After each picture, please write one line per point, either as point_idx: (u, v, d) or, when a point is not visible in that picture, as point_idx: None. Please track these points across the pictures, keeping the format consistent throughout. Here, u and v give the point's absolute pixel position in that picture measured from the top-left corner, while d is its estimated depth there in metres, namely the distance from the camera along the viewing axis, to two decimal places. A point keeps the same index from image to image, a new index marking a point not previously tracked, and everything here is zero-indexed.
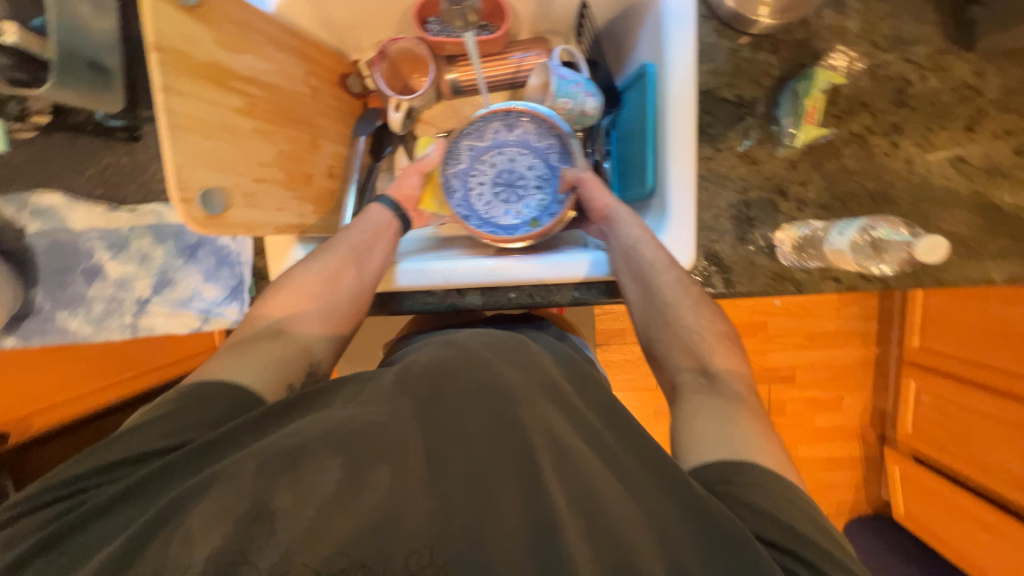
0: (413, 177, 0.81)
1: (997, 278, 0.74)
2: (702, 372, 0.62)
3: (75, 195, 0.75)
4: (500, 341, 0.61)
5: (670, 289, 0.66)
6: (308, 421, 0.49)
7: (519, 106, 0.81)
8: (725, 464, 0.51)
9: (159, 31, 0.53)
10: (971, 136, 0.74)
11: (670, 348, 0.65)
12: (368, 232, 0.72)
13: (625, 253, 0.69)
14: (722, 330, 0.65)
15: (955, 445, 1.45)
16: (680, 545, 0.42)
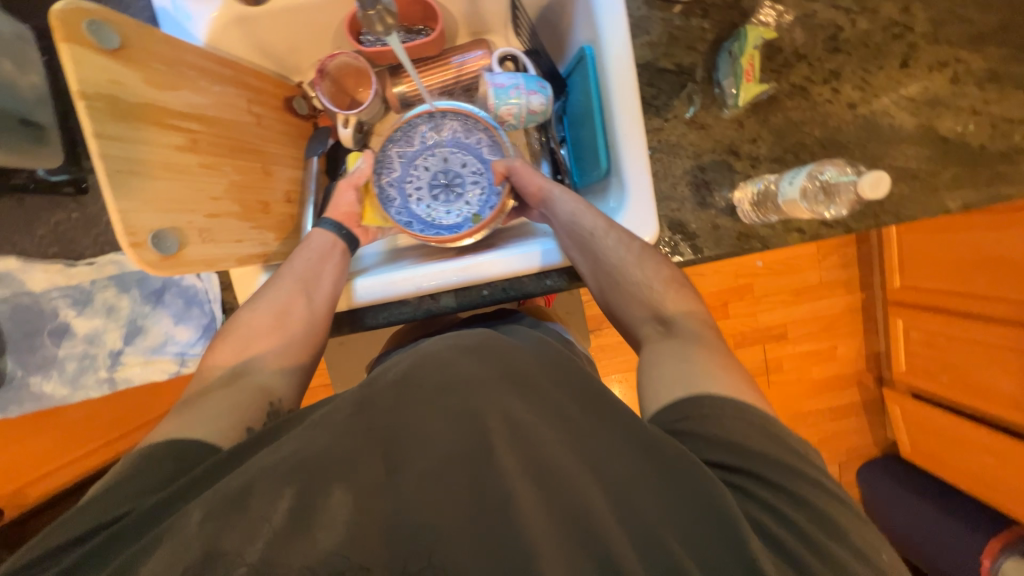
0: (347, 194, 0.80)
1: (953, 206, 0.76)
2: (659, 321, 0.64)
3: (29, 257, 0.72)
4: (466, 333, 0.57)
5: (610, 251, 0.69)
6: (281, 447, 0.46)
7: (441, 106, 0.81)
8: (686, 400, 0.51)
9: (82, 78, 0.52)
10: (908, 71, 0.76)
11: (627, 305, 0.67)
12: (312, 260, 0.73)
13: (565, 229, 0.73)
14: (668, 274, 0.68)
15: (949, 375, 1.48)
16: (671, 514, 0.43)
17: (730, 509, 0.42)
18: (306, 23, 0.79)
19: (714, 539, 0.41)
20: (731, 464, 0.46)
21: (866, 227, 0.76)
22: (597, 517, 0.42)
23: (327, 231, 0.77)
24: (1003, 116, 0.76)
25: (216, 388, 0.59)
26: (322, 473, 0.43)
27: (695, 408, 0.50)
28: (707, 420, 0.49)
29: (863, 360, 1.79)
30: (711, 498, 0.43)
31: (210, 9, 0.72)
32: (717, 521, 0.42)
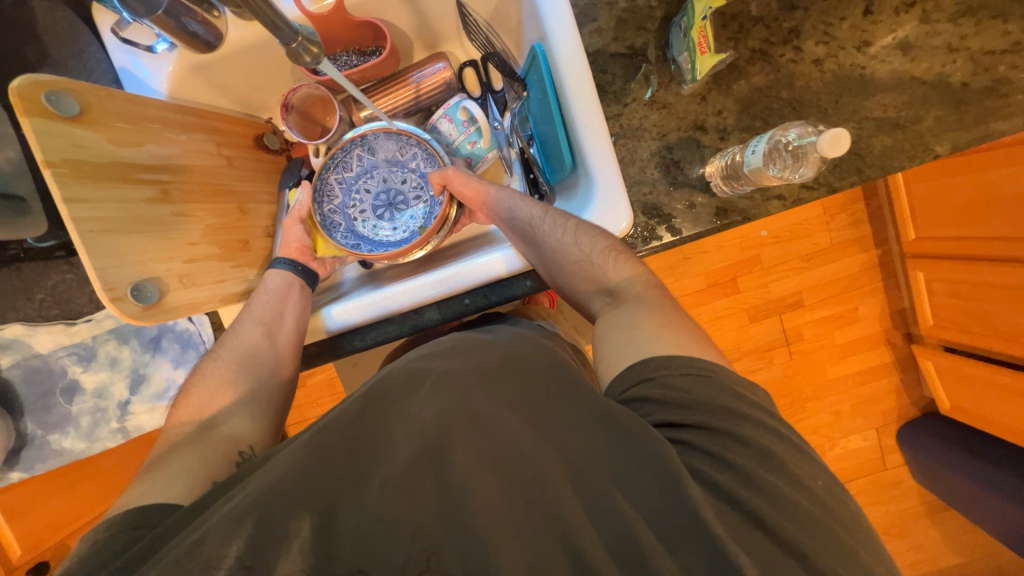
0: (296, 227, 0.82)
1: (942, 150, 0.72)
2: (606, 294, 0.67)
3: (33, 321, 0.76)
4: (434, 349, 0.63)
5: (548, 236, 0.70)
6: (278, 460, 0.52)
7: (371, 128, 0.82)
8: (636, 364, 0.55)
9: (46, 147, 0.55)
10: (872, 18, 0.73)
11: (575, 283, 0.69)
12: (274, 296, 0.76)
13: (506, 225, 0.75)
14: (607, 244, 0.68)
15: (980, 324, 1.40)
16: (642, 487, 0.46)
17: (673, 465, 0.46)
18: (262, 62, 0.81)
19: (661, 492, 0.46)
20: (680, 422, 0.50)
21: (851, 183, 0.73)
22: (553, 483, 0.47)
23: (279, 270, 0.79)
24: (984, 49, 0.71)
25: (216, 427, 0.64)
26: (316, 477, 0.49)
27: (646, 373, 0.54)
28: (657, 384, 0.53)
29: (887, 318, 1.71)
30: (658, 457, 0.47)
31: (166, 61, 0.74)
32: (664, 477, 0.46)
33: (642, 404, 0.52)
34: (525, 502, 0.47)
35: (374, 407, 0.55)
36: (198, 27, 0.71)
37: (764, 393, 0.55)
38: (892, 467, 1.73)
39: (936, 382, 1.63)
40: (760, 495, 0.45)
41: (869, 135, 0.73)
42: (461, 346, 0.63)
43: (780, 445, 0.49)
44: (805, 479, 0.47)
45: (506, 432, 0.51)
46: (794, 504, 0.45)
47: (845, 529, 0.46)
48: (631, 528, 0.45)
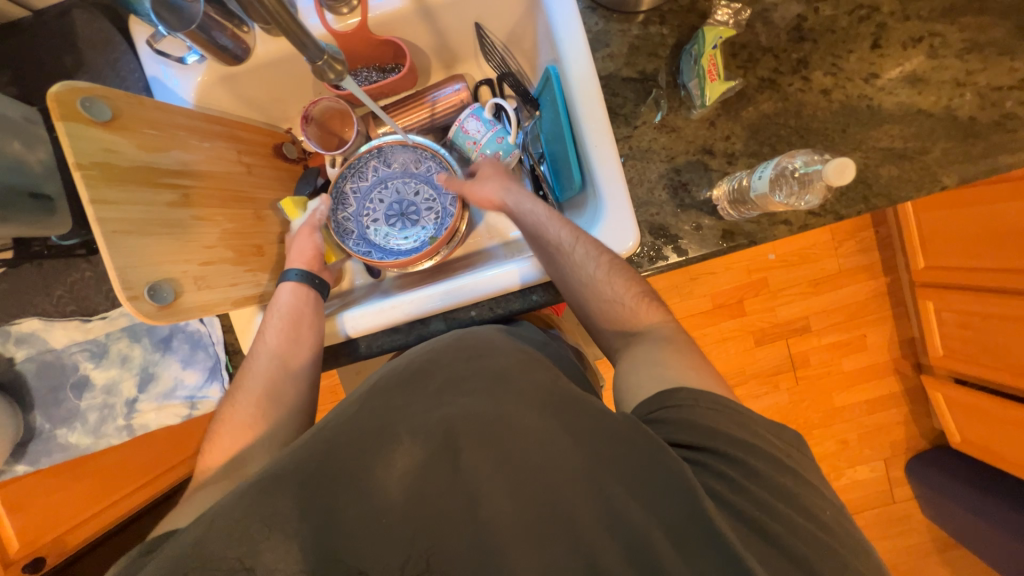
0: (310, 241, 0.80)
1: (949, 181, 0.73)
2: (629, 333, 0.67)
3: (50, 317, 0.78)
4: (443, 348, 0.63)
5: (581, 267, 0.68)
6: (295, 452, 0.53)
7: (389, 141, 0.85)
8: (659, 394, 0.56)
9: (77, 150, 0.57)
10: (880, 52, 0.74)
11: (599, 318, 0.69)
12: (291, 306, 0.76)
13: (536, 243, 0.72)
14: (640, 290, 0.68)
15: (991, 357, 1.38)
16: (655, 502, 0.47)
17: (692, 486, 0.47)
18: (285, 75, 0.84)
19: (676, 508, 0.47)
20: (697, 445, 0.51)
21: (857, 211, 0.74)
22: (566, 495, 0.49)
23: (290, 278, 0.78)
24: (992, 84, 0.72)
25: (241, 467, 0.64)
26: (334, 473, 0.50)
27: (668, 400, 0.55)
28: (676, 409, 0.54)
29: (896, 347, 1.69)
30: (677, 477, 0.48)
31: (196, 72, 0.77)
32: (680, 497, 0.47)
33: (660, 426, 0.53)
34: (540, 512, 0.48)
35: (392, 405, 0.56)
36: (228, 42, 0.74)
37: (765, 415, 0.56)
38: (900, 501, 1.69)
39: (947, 414, 1.59)
40: (756, 513, 0.46)
41: (876, 164, 0.74)
42: (465, 343, 0.64)
43: (779, 470, 0.49)
44: (804, 502, 0.48)
45: (512, 444, 0.51)
46: (789, 526, 0.46)
47: (846, 556, 0.46)
48: (642, 540, 0.46)
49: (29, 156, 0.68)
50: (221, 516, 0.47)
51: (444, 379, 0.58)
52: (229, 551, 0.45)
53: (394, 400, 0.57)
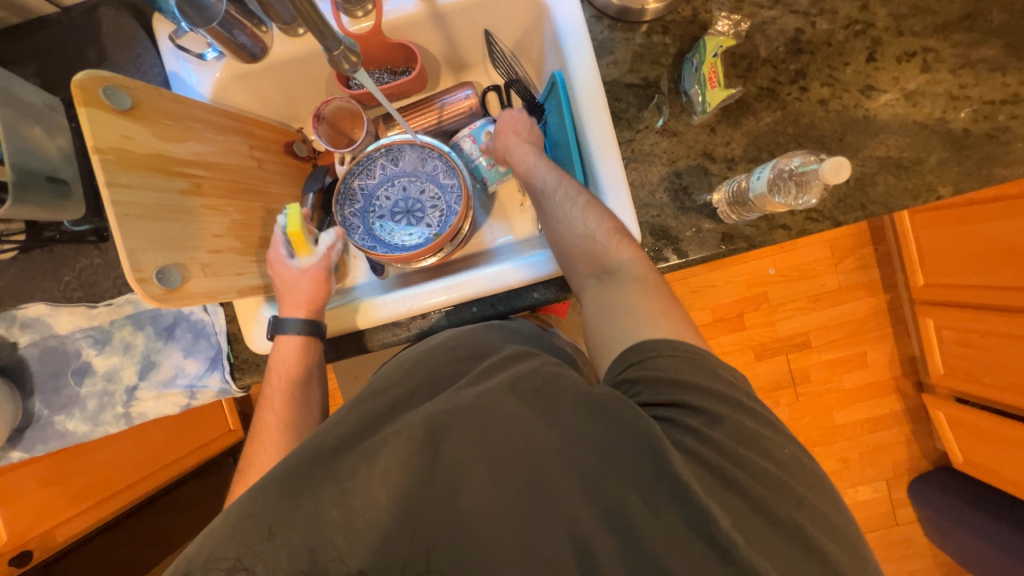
0: (323, 288, 0.78)
1: (943, 191, 0.74)
2: (603, 271, 0.66)
3: (56, 302, 0.79)
4: (434, 346, 0.66)
5: (557, 204, 0.72)
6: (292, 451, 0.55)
7: (397, 140, 0.87)
8: (632, 347, 0.57)
9: (97, 135, 0.59)
10: (876, 65, 0.77)
11: (573, 257, 0.70)
12: (295, 359, 0.75)
13: (526, 187, 0.78)
14: (612, 226, 0.68)
15: (992, 375, 1.38)
16: (653, 495, 0.47)
17: (664, 446, 0.48)
18: (300, 74, 0.86)
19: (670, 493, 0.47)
20: (672, 407, 0.52)
21: (855, 218, 0.75)
22: (557, 479, 0.49)
23: (291, 330, 0.75)
24: (985, 98, 0.74)
25: None
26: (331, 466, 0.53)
27: (637, 356, 0.56)
28: (648, 371, 0.54)
29: (896, 365, 1.69)
30: (656, 445, 0.48)
31: (214, 68, 0.79)
32: (664, 471, 0.47)
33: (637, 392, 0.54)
34: (535, 499, 0.49)
35: (386, 403, 0.59)
36: (246, 40, 0.77)
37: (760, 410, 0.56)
38: (903, 522, 1.66)
39: (948, 434, 1.58)
40: (750, 502, 0.47)
41: (874, 172, 0.76)
42: (453, 344, 0.65)
43: (775, 464, 0.50)
44: (798, 493, 0.49)
45: (508, 435, 0.52)
46: (782, 516, 0.47)
47: (838, 548, 0.46)
48: (636, 525, 0.47)
49: (48, 142, 0.70)
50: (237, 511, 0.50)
51: (434, 374, 0.62)
52: (229, 551, 0.48)
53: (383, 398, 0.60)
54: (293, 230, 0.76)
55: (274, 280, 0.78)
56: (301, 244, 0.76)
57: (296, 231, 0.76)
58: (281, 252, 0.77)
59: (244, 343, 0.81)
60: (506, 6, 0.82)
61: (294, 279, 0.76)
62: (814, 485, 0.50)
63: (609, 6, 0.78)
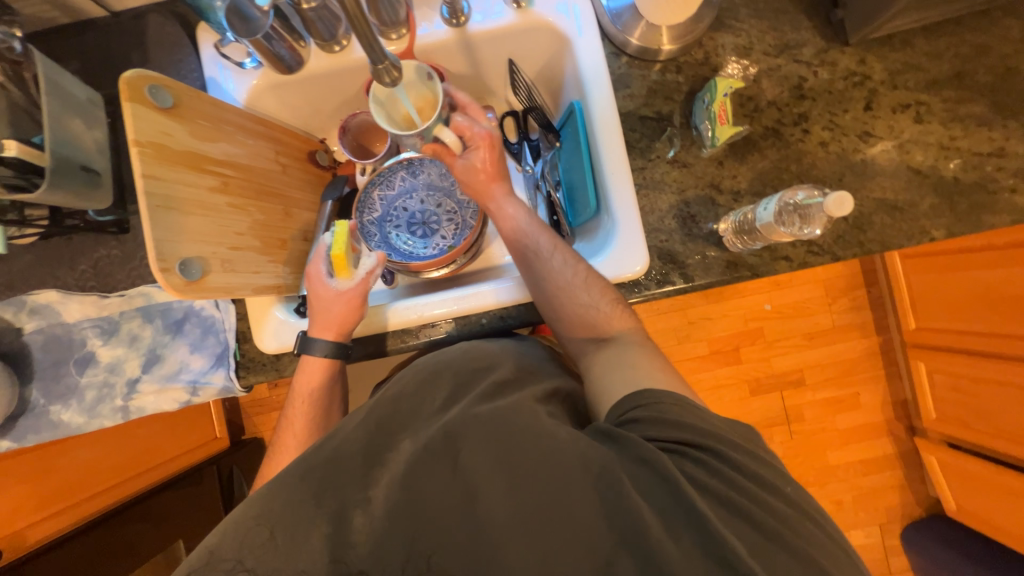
0: (356, 312, 0.77)
1: (936, 233, 0.79)
2: (600, 338, 0.72)
3: (69, 290, 0.80)
4: (449, 357, 0.70)
5: (558, 274, 0.74)
6: (309, 450, 0.60)
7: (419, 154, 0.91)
8: (637, 392, 0.60)
9: (139, 129, 0.61)
10: (873, 113, 0.82)
11: (571, 324, 0.74)
12: (318, 386, 0.78)
13: (517, 248, 0.77)
14: (612, 296, 0.73)
15: (985, 421, 1.39)
16: (660, 511, 0.50)
17: (673, 475, 0.50)
18: (331, 88, 0.91)
19: (665, 494, 0.51)
20: (675, 439, 0.54)
21: (854, 253, 0.79)
22: (571, 494, 0.52)
23: (319, 351, 0.77)
24: (973, 150, 0.80)
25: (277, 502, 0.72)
26: (340, 467, 0.57)
27: (640, 400, 0.58)
28: (651, 409, 0.57)
29: (889, 407, 1.71)
30: (644, 452, 0.52)
31: (251, 76, 0.83)
32: (652, 471, 0.52)
33: (639, 426, 0.56)
34: (541, 499, 0.52)
35: (403, 408, 0.63)
36: (285, 52, 0.80)
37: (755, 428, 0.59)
38: (896, 569, 1.64)
39: (941, 480, 1.57)
40: (747, 511, 0.50)
41: (870, 212, 0.80)
42: (470, 355, 0.70)
43: (772, 480, 0.52)
44: (790, 505, 0.51)
45: (526, 453, 0.55)
46: (776, 528, 0.49)
47: (833, 565, 0.48)
48: (638, 527, 0.49)
49: (86, 135, 0.72)
50: (261, 504, 0.55)
51: (449, 384, 0.66)
52: (232, 553, 0.51)
53: (399, 407, 0.64)
54: (337, 251, 0.76)
55: (311, 297, 0.78)
56: (342, 266, 0.76)
57: (338, 253, 0.76)
58: (322, 269, 0.78)
59: (252, 342, 0.82)
60: (532, 38, 0.87)
61: (329, 300, 0.76)
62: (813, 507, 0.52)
63: (628, 45, 0.84)
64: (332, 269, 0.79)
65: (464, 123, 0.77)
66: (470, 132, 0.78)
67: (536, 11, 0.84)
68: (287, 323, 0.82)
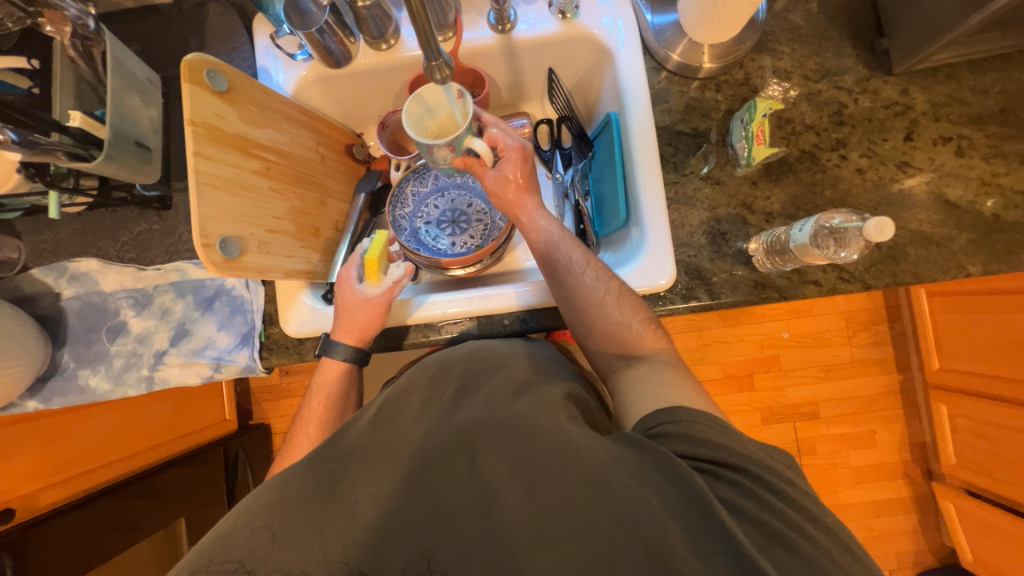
0: (379, 319, 0.78)
1: (973, 269, 0.77)
2: (628, 355, 0.72)
3: (109, 260, 0.83)
4: (459, 354, 0.73)
5: (591, 290, 0.74)
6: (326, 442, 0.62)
7: None
8: (664, 410, 0.60)
9: (195, 109, 0.64)
10: (913, 144, 0.81)
11: (603, 339, 0.74)
12: (338, 380, 0.79)
13: (548, 261, 0.78)
14: (644, 314, 0.74)
15: (1006, 471, 1.33)
16: (684, 526, 0.50)
17: (699, 490, 0.50)
18: (374, 84, 0.93)
19: (685, 505, 0.50)
20: (703, 456, 0.54)
21: (886, 283, 0.78)
22: (590, 496, 0.51)
23: (339, 354, 0.78)
24: (1015, 187, 0.78)
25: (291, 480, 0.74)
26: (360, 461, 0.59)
27: (672, 416, 0.58)
28: (679, 425, 0.57)
29: (907, 448, 1.65)
30: (667, 463, 0.52)
31: (301, 68, 0.86)
32: (670, 480, 0.52)
33: (668, 441, 0.56)
34: (559, 503, 0.52)
35: (413, 405, 0.65)
36: (334, 46, 0.82)
37: (778, 450, 0.59)
38: None
39: (957, 529, 1.52)
40: (768, 531, 0.49)
41: (905, 243, 0.79)
42: (480, 354, 0.72)
43: (794, 502, 0.51)
44: (811, 529, 0.50)
45: (546, 453, 0.54)
46: (794, 547, 0.49)
47: None
48: (656, 533, 0.49)
49: (143, 113, 0.76)
50: (273, 494, 0.56)
51: (459, 382, 0.68)
52: (233, 554, 0.52)
53: (408, 401, 0.66)
54: (371, 255, 0.77)
55: (337, 296, 0.79)
56: (373, 271, 0.77)
57: (373, 257, 0.76)
58: (353, 273, 0.78)
59: (278, 325, 0.83)
60: (574, 49, 0.89)
61: (356, 305, 0.76)
62: (834, 535, 0.51)
63: (669, 61, 0.85)
64: (362, 274, 0.79)
65: (498, 133, 0.77)
66: (504, 143, 0.78)
67: (581, 22, 0.85)
68: (314, 308, 0.84)
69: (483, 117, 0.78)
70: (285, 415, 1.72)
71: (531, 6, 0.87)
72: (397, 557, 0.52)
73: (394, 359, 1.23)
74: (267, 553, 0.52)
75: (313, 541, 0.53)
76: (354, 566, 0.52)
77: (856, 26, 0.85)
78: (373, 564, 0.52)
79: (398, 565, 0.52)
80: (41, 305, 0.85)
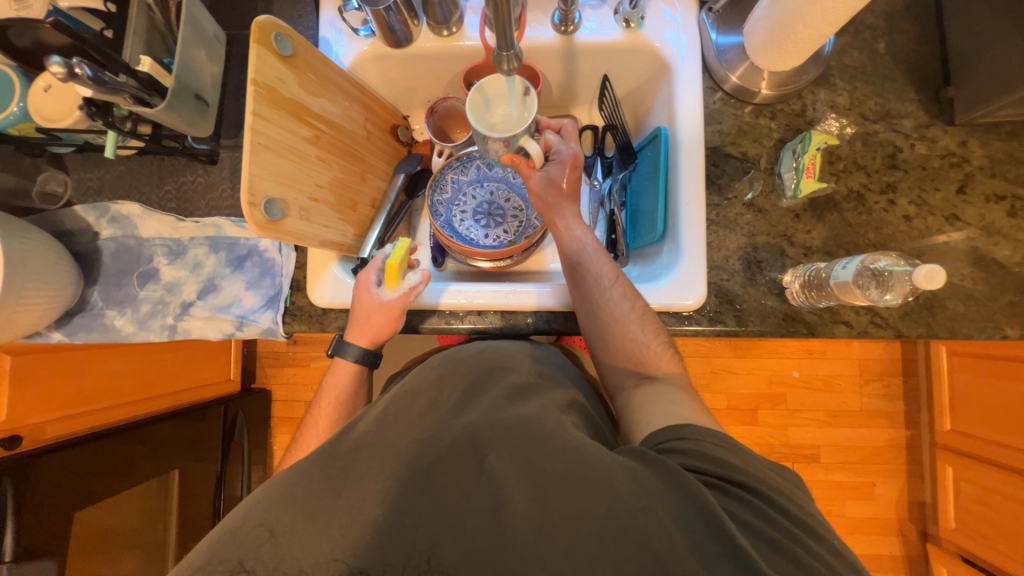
0: (393, 322, 0.78)
1: (1010, 331, 0.76)
2: (641, 374, 0.72)
3: (151, 207, 0.85)
4: (466, 356, 0.74)
5: (615, 305, 0.74)
6: (336, 434, 0.63)
7: None
8: (678, 425, 0.60)
9: (259, 70, 0.65)
10: (964, 197, 0.80)
11: (618, 357, 0.74)
12: (347, 380, 0.80)
13: (576, 269, 0.77)
14: (664, 339, 0.73)
15: (1006, 544, 1.29)
16: (700, 554, 0.48)
17: (712, 510, 0.50)
18: (429, 68, 0.94)
19: (699, 527, 0.50)
20: (714, 473, 0.54)
21: (918, 333, 0.77)
22: (603, 514, 0.50)
23: (351, 354, 0.79)
24: None
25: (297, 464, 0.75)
26: (372, 452, 0.59)
27: (681, 433, 0.58)
28: (689, 441, 0.57)
29: (905, 506, 1.62)
30: (676, 479, 0.52)
31: (362, 43, 0.87)
32: (683, 498, 0.51)
33: (677, 456, 0.56)
34: (570, 513, 0.51)
35: (421, 403, 0.66)
36: (398, 26, 0.83)
37: (797, 487, 0.57)
38: None
39: None
40: (786, 565, 0.48)
41: (944, 296, 0.77)
42: (487, 355, 0.74)
43: (813, 539, 0.50)
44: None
45: (553, 460, 0.54)
46: None
47: None
48: (666, 558, 0.48)
49: (206, 67, 0.78)
50: (280, 488, 0.57)
51: (467, 383, 0.68)
52: (234, 552, 0.52)
53: (415, 400, 0.66)
54: (391, 261, 0.77)
55: (354, 298, 0.79)
56: (392, 276, 0.76)
57: (393, 262, 0.76)
58: (372, 276, 0.78)
59: (304, 292, 0.84)
60: (633, 59, 0.89)
61: (371, 307, 0.76)
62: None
63: (727, 82, 0.85)
64: (380, 278, 0.79)
65: (553, 139, 0.81)
66: (557, 149, 0.80)
67: (644, 33, 0.85)
68: (342, 281, 0.83)
69: (542, 121, 0.84)
70: (287, 383, 1.74)
71: (595, 11, 0.87)
72: (398, 543, 0.52)
73: (408, 344, 1.24)
74: (268, 550, 0.52)
75: (320, 534, 0.53)
76: (354, 565, 0.51)
77: (921, 71, 0.84)
78: (376, 555, 0.52)
79: (398, 562, 0.51)
80: (78, 242, 0.87)
